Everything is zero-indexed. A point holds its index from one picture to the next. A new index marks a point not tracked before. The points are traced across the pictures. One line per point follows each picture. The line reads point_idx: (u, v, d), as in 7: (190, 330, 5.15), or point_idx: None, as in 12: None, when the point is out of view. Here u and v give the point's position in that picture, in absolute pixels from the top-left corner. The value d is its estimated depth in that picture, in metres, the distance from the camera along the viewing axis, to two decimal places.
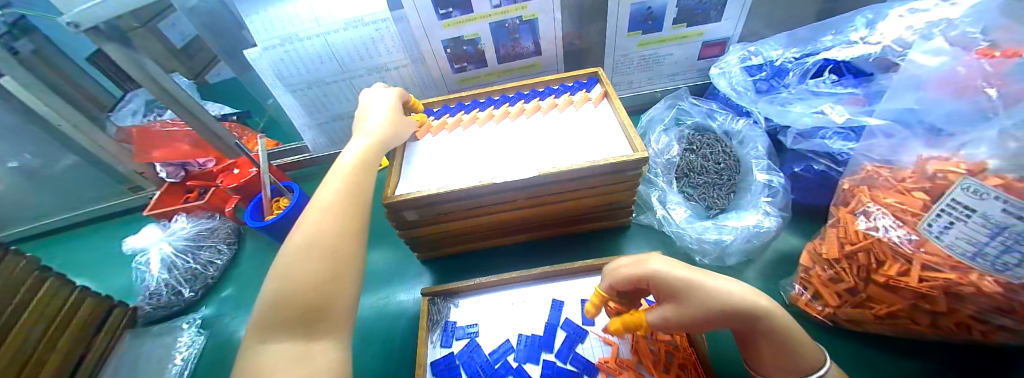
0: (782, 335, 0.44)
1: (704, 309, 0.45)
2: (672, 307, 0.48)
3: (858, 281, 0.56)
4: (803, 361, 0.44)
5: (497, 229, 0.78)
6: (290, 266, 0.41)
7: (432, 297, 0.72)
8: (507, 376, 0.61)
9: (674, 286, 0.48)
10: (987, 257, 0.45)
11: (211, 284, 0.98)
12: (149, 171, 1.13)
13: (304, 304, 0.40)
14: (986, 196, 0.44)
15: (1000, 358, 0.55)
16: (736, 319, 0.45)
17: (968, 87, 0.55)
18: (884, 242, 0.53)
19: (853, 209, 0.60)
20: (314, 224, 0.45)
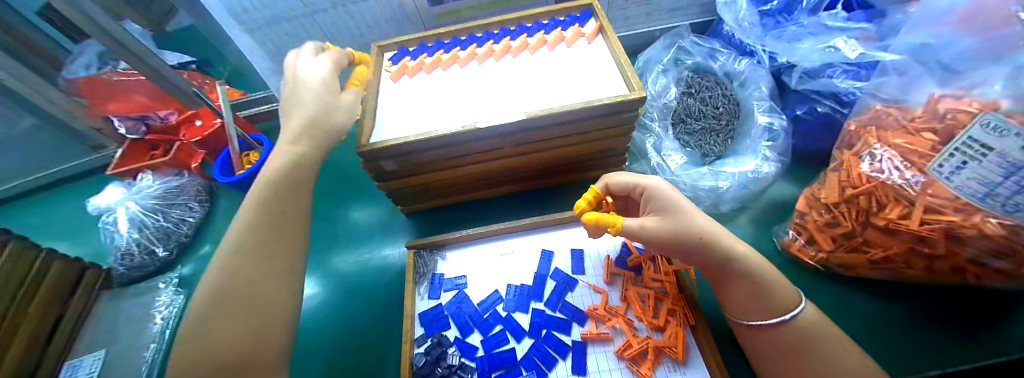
0: (757, 275, 0.48)
1: (694, 228, 0.49)
2: (662, 221, 0.52)
3: (855, 226, 0.55)
4: (778, 301, 0.47)
5: (483, 179, 0.73)
6: (207, 321, 0.38)
7: (418, 251, 0.69)
8: (497, 325, 0.60)
9: (667, 201, 0.52)
10: (999, 198, 0.42)
11: (186, 242, 0.93)
12: (108, 128, 1.04)
13: (227, 363, 0.36)
14: (1006, 132, 0.40)
15: (979, 299, 0.56)
16: (717, 247, 0.49)
17: (999, 17, 0.46)
18: (889, 185, 0.51)
19: (857, 152, 0.57)
20: (231, 268, 0.41)
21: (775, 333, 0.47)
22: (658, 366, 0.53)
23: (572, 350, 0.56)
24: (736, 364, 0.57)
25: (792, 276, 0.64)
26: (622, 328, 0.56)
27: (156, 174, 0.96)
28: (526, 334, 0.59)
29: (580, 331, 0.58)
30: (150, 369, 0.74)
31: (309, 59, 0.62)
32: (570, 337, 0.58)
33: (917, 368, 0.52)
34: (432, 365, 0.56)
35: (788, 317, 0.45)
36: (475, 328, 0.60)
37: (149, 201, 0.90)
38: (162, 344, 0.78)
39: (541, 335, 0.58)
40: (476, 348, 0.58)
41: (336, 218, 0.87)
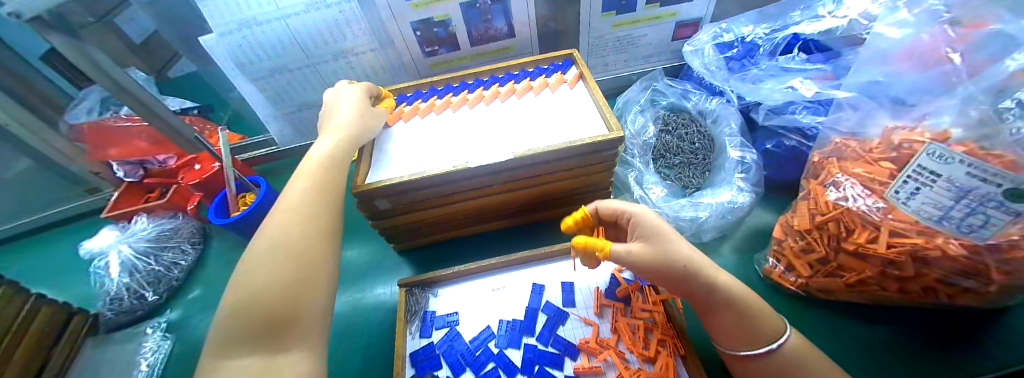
0: (742, 302, 0.50)
1: (676, 258, 0.52)
2: (646, 247, 0.54)
3: (829, 250, 0.58)
4: (764, 331, 0.48)
5: (472, 215, 0.76)
6: (261, 268, 0.40)
7: (411, 288, 0.70)
8: (489, 363, 0.60)
9: (654, 229, 0.55)
10: (953, 219, 0.46)
11: (176, 286, 0.95)
12: (106, 172, 1.06)
13: (268, 312, 0.38)
14: (951, 160, 0.45)
15: (957, 318, 0.58)
16: (701, 277, 0.51)
17: (933, 57, 0.55)
18: (854, 212, 0.54)
19: (822, 181, 0.61)
20: (279, 226, 0.44)
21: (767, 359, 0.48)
22: None
23: None
24: None
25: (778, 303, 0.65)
26: (613, 361, 0.57)
27: (153, 217, 1.00)
28: (518, 371, 0.59)
29: (572, 365, 0.58)
30: None
31: (344, 91, 0.71)
32: (563, 372, 0.58)
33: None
34: None
35: (769, 348, 0.47)
36: (467, 367, 0.60)
37: (144, 244, 0.91)
38: None
39: (534, 371, 0.58)
40: None
41: None
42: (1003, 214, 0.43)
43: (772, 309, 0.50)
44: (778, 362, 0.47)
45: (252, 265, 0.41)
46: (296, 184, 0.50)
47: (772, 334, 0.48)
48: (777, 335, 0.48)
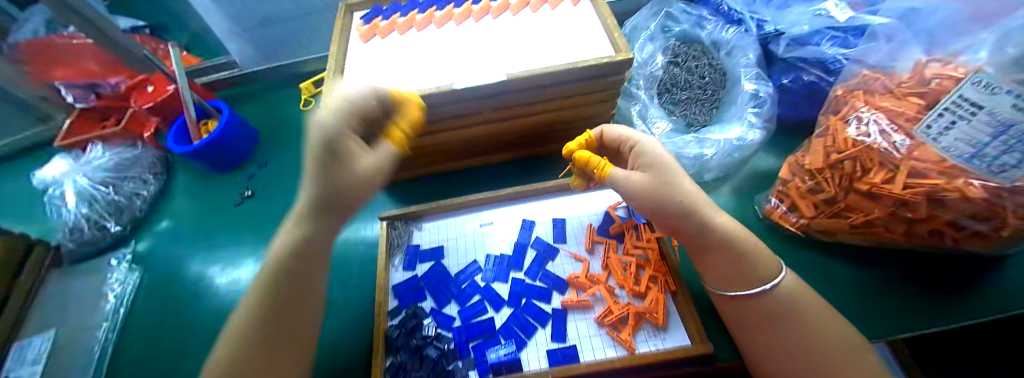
0: (737, 243, 0.48)
1: (677, 190, 0.49)
2: (647, 175, 0.51)
3: (838, 191, 0.54)
4: (756, 270, 0.46)
5: (454, 146, 0.69)
6: (260, 321, 0.40)
7: (392, 222, 0.66)
8: (474, 296, 0.59)
9: (657, 159, 0.51)
10: (986, 158, 0.41)
11: (141, 218, 0.89)
12: (55, 96, 0.97)
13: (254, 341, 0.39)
14: (997, 90, 0.37)
15: (956, 262, 0.58)
16: (698, 213, 0.48)
17: None
18: (876, 150, 0.49)
19: (843, 116, 0.56)
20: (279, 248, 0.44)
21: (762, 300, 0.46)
22: (639, 331, 0.52)
23: (551, 318, 0.54)
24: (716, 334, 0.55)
25: (772, 244, 0.64)
26: (602, 295, 0.55)
27: (108, 145, 0.90)
28: (504, 303, 0.57)
29: (560, 299, 0.57)
30: (101, 350, 0.71)
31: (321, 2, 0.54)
32: (550, 306, 0.56)
33: (886, 334, 0.53)
34: (405, 336, 0.54)
35: (762, 287, 0.45)
36: (452, 299, 0.58)
37: (100, 174, 0.85)
38: (116, 323, 0.75)
39: (520, 304, 0.57)
40: (453, 319, 0.57)
41: None
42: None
43: (767, 252, 0.48)
44: (772, 300, 0.45)
45: (254, 313, 0.40)
46: (293, 229, 0.45)
47: (766, 274, 0.46)
48: (772, 276, 0.45)
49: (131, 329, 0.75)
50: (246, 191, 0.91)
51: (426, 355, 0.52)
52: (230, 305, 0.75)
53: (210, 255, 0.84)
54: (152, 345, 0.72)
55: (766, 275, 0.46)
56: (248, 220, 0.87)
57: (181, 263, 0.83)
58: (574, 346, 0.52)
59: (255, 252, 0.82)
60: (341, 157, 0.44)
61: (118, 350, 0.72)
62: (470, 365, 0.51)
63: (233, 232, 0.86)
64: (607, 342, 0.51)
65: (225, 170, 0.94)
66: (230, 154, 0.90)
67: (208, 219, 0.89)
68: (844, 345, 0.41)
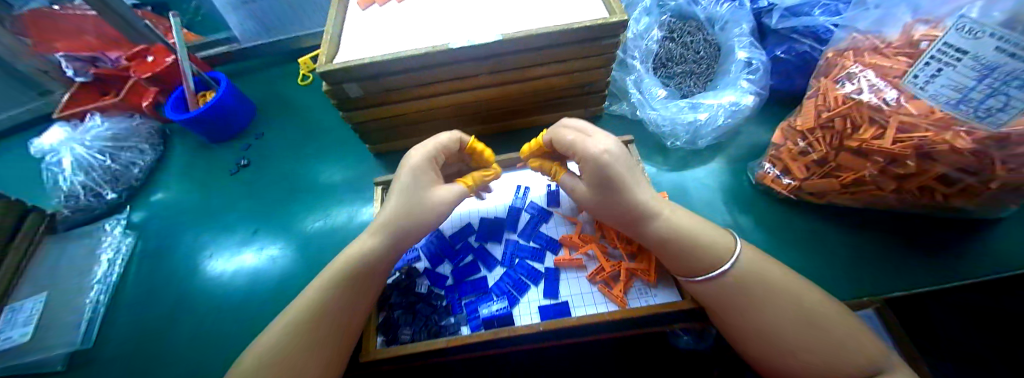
0: (684, 242, 0.46)
1: (610, 207, 0.49)
2: (588, 191, 0.51)
3: (828, 150, 0.55)
4: (703, 261, 0.45)
5: (458, 113, 0.72)
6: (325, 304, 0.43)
7: (388, 187, 0.67)
8: (468, 257, 0.59)
9: (593, 177, 0.48)
10: (972, 103, 0.41)
11: (135, 186, 0.89)
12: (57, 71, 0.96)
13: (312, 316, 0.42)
14: (981, 35, 0.38)
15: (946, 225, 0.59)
16: (640, 225, 0.49)
17: None
18: (866, 106, 0.49)
19: (835, 76, 0.56)
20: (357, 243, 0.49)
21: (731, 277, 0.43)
22: (631, 288, 0.52)
23: (545, 277, 0.54)
24: None
25: (761, 209, 0.66)
26: (595, 254, 0.55)
27: (107, 116, 0.90)
28: (498, 264, 0.57)
29: (553, 259, 0.57)
30: (92, 312, 0.73)
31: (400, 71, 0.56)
32: (543, 265, 0.56)
33: (873, 293, 0.56)
34: (400, 294, 0.54)
35: (717, 273, 0.44)
36: (447, 259, 0.59)
37: (102, 142, 0.85)
38: (107, 286, 0.76)
39: (514, 263, 0.57)
40: (447, 278, 0.57)
41: (310, 177, 0.87)
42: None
43: (717, 249, 0.45)
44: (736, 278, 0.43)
45: (317, 297, 0.43)
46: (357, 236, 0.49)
47: (718, 261, 0.44)
48: (724, 260, 0.44)
49: (124, 292, 0.76)
50: (242, 161, 0.91)
51: (419, 310, 0.52)
52: (223, 271, 0.77)
53: (204, 225, 0.85)
54: (141, 309, 0.74)
55: (708, 266, 0.45)
56: (245, 191, 0.88)
57: (175, 232, 0.84)
58: (567, 302, 0.52)
59: (249, 222, 0.83)
60: (426, 194, 0.51)
61: (110, 312, 0.74)
62: (462, 320, 0.51)
63: (227, 207, 0.86)
64: (600, 298, 0.52)
65: (220, 141, 0.95)
66: (229, 123, 0.91)
67: (207, 190, 0.90)
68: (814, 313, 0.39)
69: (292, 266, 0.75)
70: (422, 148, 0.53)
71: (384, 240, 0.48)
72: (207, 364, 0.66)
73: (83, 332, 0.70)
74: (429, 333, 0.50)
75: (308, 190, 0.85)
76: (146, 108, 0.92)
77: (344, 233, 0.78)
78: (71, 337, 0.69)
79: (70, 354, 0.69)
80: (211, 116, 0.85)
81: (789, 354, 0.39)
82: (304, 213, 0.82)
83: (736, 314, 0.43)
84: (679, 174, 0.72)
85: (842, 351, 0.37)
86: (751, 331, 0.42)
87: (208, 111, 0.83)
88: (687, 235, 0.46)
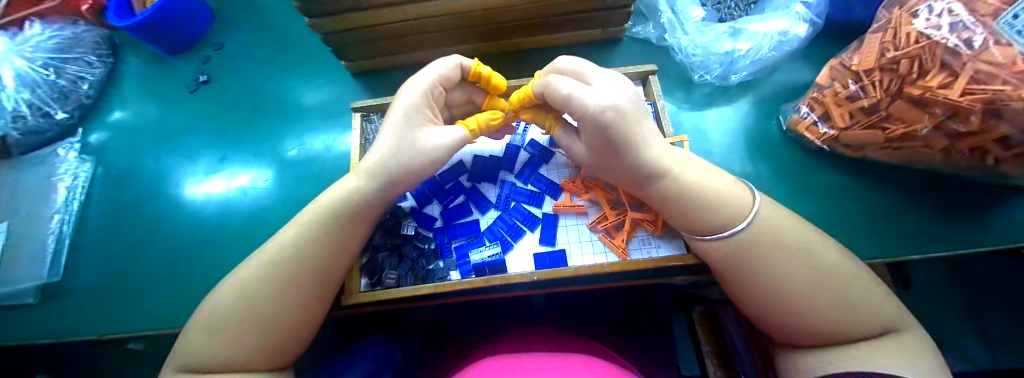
0: (696, 202, 0.40)
1: (618, 170, 0.42)
2: (590, 154, 0.43)
3: (882, 97, 0.46)
4: (708, 221, 0.40)
5: (450, 27, 0.60)
6: (298, 256, 0.37)
7: (367, 115, 0.58)
8: (459, 197, 0.54)
9: (600, 140, 0.39)
10: None
11: (88, 105, 0.80)
12: None
13: (288, 265, 0.37)
14: None
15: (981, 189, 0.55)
16: (647, 186, 0.42)
17: None
18: (941, 47, 0.38)
19: (911, 7, 0.43)
20: (337, 189, 0.42)
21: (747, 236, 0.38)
22: (634, 239, 0.48)
23: (542, 222, 0.50)
24: None
25: (781, 160, 0.62)
26: (599, 200, 0.50)
27: (46, 23, 0.76)
28: (492, 207, 0.52)
29: (552, 204, 0.51)
30: (58, 243, 0.71)
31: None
32: (541, 210, 0.51)
33: (895, 253, 0.55)
34: (384, 234, 0.50)
35: (728, 233, 0.39)
36: (436, 200, 0.53)
37: (43, 52, 0.73)
38: (70, 216, 0.73)
39: (509, 207, 0.52)
40: (435, 219, 0.52)
41: (282, 100, 0.77)
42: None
43: (726, 209, 0.39)
44: (751, 238, 0.38)
45: (288, 248, 0.37)
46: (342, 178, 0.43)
47: (732, 220, 0.39)
48: (739, 218, 0.38)
49: (91, 223, 0.73)
50: (200, 76, 0.80)
51: (405, 253, 0.49)
52: (193, 203, 0.73)
53: (167, 150, 0.78)
54: (115, 240, 0.72)
55: (716, 225, 0.39)
56: (208, 114, 0.78)
57: (135, 159, 0.78)
58: (564, 250, 0.48)
59: (212, 149, 0.76)
60: (415, 133, 0.42)
61: (77, 243, 0.72)
62: (451, 265, 0.48)
63: (189, 133, 0.78)
64: (600, 247, 0.48)
65: (174, 52, 0.82)
66: (183, 32, 0.78)
67: (163, 112, 0.80)
68: (831, 276, 0.35)
69: (262, 200, 0.71)
70: (414, 79, 0.43)
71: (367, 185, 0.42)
72: (184, 299, 0.67)
73: (50, 264, 0.69)
74: (415, 278, 0.47)
75: (278, 116, 0.76)
76: (87, 12, 0.77)
77: (319, 166, 0.72)
78: (37, 269, 0.68)
79: (41, 286, 0.68)
80: (161, 23, 0.72)
81: (796, 319, 0.35)
82: (273, 143, 0.75)
83: (745, 275, 0.38)
84: (700, 112, 0.66)
85: (855, 319, 0.33)
86: (758, 293, 0.37)
87: (156, 16, 0.70)
88: (698, 196, 0.40)
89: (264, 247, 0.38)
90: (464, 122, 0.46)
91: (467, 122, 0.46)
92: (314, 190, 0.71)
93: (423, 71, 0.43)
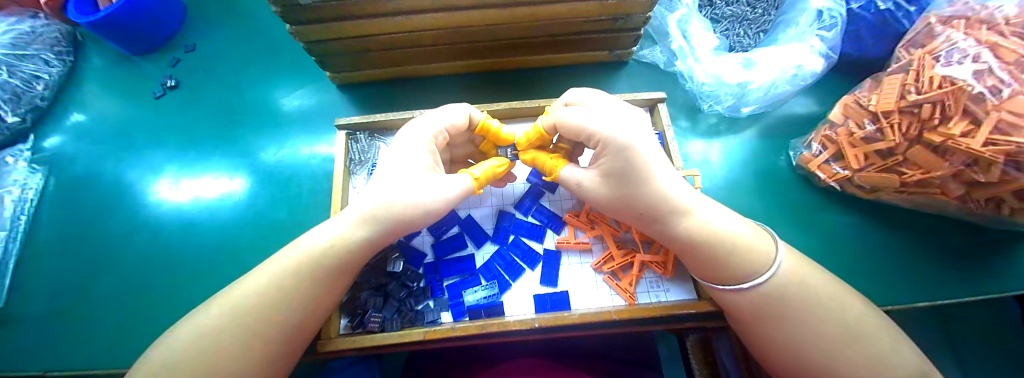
0: (712, 252, 0.36)
1: (637, 208, 0.38)
2: (603, 186, 0.39)
3: (900, 141, 0.44)
4: (733, 271, 0.36)
5: (451, 40, 0.56)
6: (269, 311, 0.32)
7: (353, 133, 0.53)
8: (453, 228, 0.49)
9: (623, 169, 0.37)
10: None
11: (40, 107, 0.72)
12: None
13: (256, 321, 0.31)
14: None
15: (983, 235, 0.55)
16: (660, 225, 0.38)
17: None
18: (965, 94, 0.38)
19: (933, 50, 0.42)
20: (318, 233, 0.37)
21: (769, 293, 0.35)
22: (641, 281, 0.45)
23: (543, 260, 0.46)
24: None
25: (788, 194, 0.60)
26: (603, 237, 0.47)
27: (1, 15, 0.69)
28: (488, 240, 0.48)
29: (554, 240, 0.48)
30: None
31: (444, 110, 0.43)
32: (541, 245, 0.48)
33: (903, 301, 0.53)
34: (368, 270, 0.46)
35: (748, 286, 0.35)
36: (427, 231, 0.49)
37: None
38: (16, 233, 0.64)
39: (507, 241, 0.48)
40: (425, 254, 0.48)
41: (262, 109, 0.71)
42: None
43: (750, 255, 0.35)
44: (776, 288, 0.35)
45: (256, 301, 0.32)
46: (331, 220, 0.38)
47: (748, 272, 0.35)
48: (763, 268, 0.35)
49: (39, 241, 0.65)
50: (168, 81, 0.73)
51: (391, 293, 0.44)
52: (158, 221, 0.66)
53: (132, 161, 0.70)
54: (69, 263, 0.64)
55: (742, 274, 0.35)
56: (179, 122, 0.72)
57: (93, 168, 0.70)
58: (567, 291, 0.44)
59: (181, 162, 0.69)
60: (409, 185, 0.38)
61: (23, 264, 0.64)
62: (442, 306, 0.44)
63: (156, 142, 0.71)
64: (604, 290, 0.44)
65: (142, 53, 0.75)
66: (154, 28, 0.71)
67: (131, 119, 0.73)
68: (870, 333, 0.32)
69: (233, 219, 0.65)
70: (414, 131, 0.41)
71: (359, 221, 0.37)
72: (139, 330, 0.59)
73: None
74: (402, 320, 0.42)
75: (257, 127, 0.70)
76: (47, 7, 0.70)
77: (299, 185, 0.66)
78: None
79: None
80: (131, 22, 0.66)
81: None
82: (247, 158, 0.68)
83: (763, 327, 0.35)
84: (707, 143, 0.64)
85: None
86: (788, 354, 0.34)
87: (124, 12, 0.63)
88: (725, 244, 0.36)
89: (228, 291, 0.33)
90: (469, 169, 0.42)
91: (474, 170, 0.42)
92: (291, 212, 0.64)
93: (418, 133, 0.40)
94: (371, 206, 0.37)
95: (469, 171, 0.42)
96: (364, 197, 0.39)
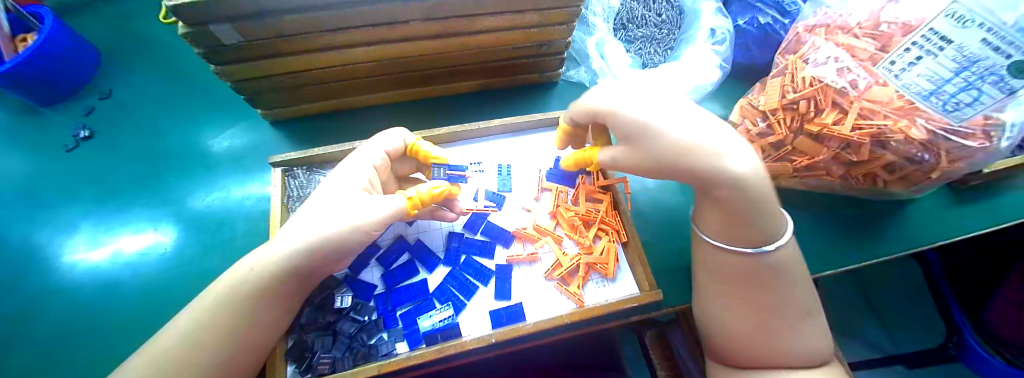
0: (740, 203, 0.35)
1: (666, 163, 0.37)
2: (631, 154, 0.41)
3: (787, 134, 0.51)
4: (753, 235, 0.37)
5: (384, 72, 0.58)
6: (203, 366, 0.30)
7: (289, 169, 0.53)
8: (403, 255, 0.50)
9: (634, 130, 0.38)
10: (943, 96, 0.38)
11: None
12: None
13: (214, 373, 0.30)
14: (971, 24, 0.34)
15: (874, 206, 0.65)
16: (685, 161, 0.35)
17: None
18: (832, 89, 0.46)
19: (802, 55, 0.51)
20: (241, 280, 0.35)
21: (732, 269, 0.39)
22: (589, 282, 0.48)
23: (495, 275, 0.47)
24: (668, 287, 0.55)
25: None
26: (552, 247, 0.49)
27: None
28: (441, 263, 0.49)
29: (505, 254, 0.50)
30: None
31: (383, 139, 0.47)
32: (493, 261, 0.49)
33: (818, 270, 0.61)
34: (315, 310, 0.45)
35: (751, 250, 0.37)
36: (377, 263, 0.49)
37: None
38: None
39: (459, 261, 0.49)
40: (376, 286, 0.47)
41: (190, 153, 0.67)
42: (997, 90, 0.35)
43: (770, 216, 0.37)
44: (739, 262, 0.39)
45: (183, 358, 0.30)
46: (268, 251, 0.36)
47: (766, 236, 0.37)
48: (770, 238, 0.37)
49: None
50: (80, 131, 0.67)
51: (340, 331, 0.43)
52: (72, 286, 0.59)
53: (39, 222, 0.63)
54: None
55: (752, 239, 0.37)
56: (94, 172, 0.66)
57: None
58: (521, 303, 0.45)
59: (98, 217, 0.63)
60: (354, 210, 0.38)
61: None
62: (397, 336, 0.43)
63: (67, 198, 0.64)
64: (555, 296, 0.46)
65: (52, 103, 0.69)
66: (66, 76, 0.66)
67: (36, 176, 0.66)
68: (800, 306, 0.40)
69: (164, 272, 0.59)
70: (356, 160, 0.44)
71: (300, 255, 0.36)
72: None
73: None
74: (355, 358, 0.41)
75: (186, 172, 0.66)
76: None
77: (233, 228, 0.62)
78: None
79: None
80: (42, 72, 0.61)
81: (776, 342, 0.39)
82: (175, 205, 0.64)
83: (741, 296, 0.40)
84: None
85: (812, 345, 0.39)
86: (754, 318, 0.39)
87: (36, 60, 0.59)
88: (758, 207, 0.35)
89: (157, 352, 0.31)
90: (403, 192, 0.43)
91: (408, 193, 0.43)
92: (227, 259, 0.60)
93: (356, 161, 0.44)
94: (312, 238, 0.36)
95: (402, 193, 0.43)
96: (308, 221, 0.37)
